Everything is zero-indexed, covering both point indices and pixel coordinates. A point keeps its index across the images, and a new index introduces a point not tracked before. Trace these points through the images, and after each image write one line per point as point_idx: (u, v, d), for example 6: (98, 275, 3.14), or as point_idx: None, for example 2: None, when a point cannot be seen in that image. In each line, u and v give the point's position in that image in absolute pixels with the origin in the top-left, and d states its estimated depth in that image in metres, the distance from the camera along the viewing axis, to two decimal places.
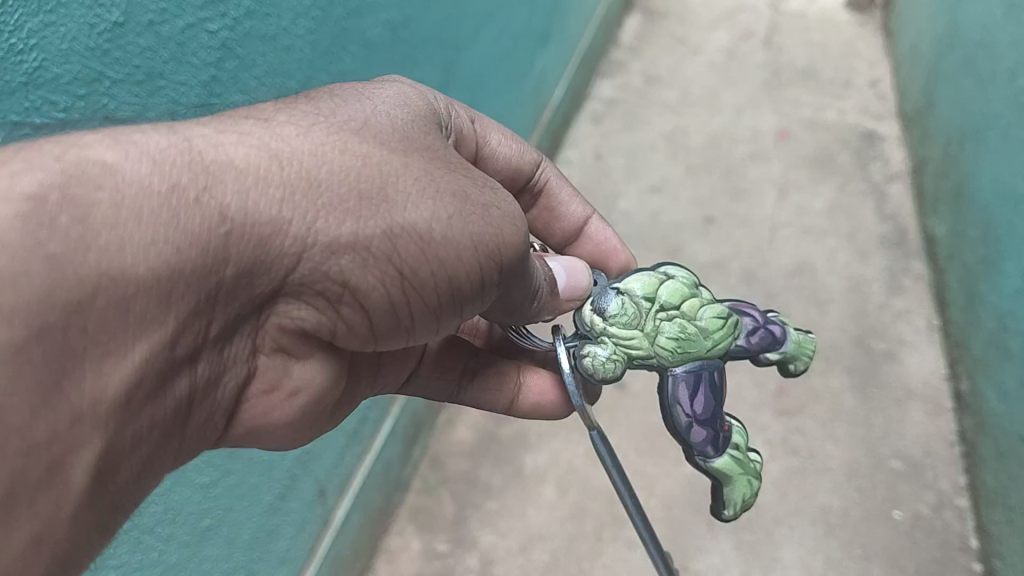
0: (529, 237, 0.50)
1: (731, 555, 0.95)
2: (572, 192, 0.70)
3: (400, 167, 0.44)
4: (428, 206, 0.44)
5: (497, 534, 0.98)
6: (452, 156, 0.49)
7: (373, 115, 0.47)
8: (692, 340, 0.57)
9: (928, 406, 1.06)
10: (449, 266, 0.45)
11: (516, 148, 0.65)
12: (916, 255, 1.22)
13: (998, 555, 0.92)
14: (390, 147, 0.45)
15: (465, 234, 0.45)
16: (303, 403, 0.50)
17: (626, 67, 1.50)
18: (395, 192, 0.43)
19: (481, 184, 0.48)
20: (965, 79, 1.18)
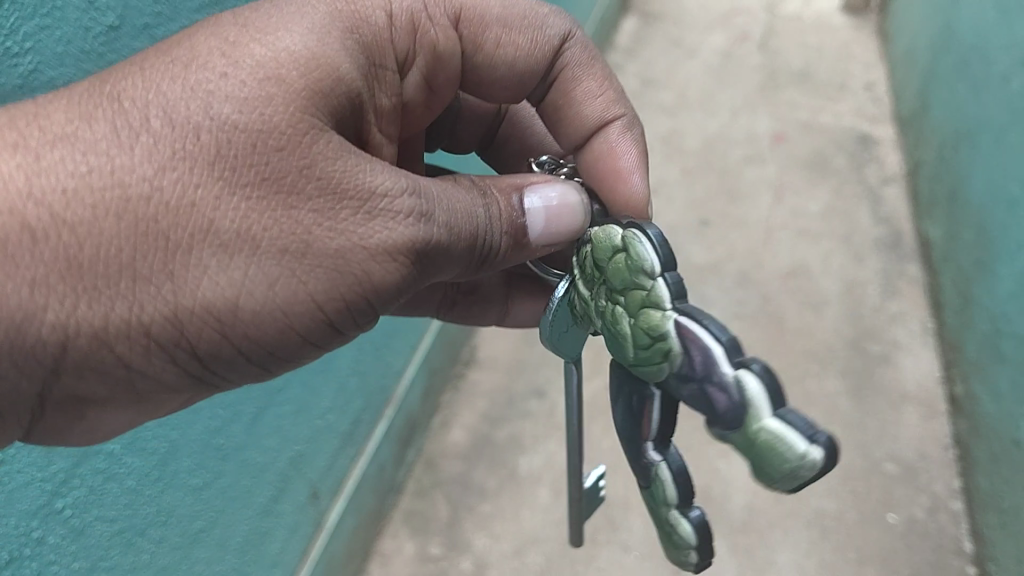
0: (409, 256, 0.45)
1: (727, 558, 0.95)
2: (599, 90, 0.61)
3: (207, 227, 0.41)
4: (234, 269, 0.42)
5: (491, 537, 0.98)
6: (329, 163, 0.43)
7: (224, 118, 0.41)
8: (623, 345, 0.44)
9: (923, 409, 1.06)
10: (265, 327, 0.44)
11: (522, 36, 0.58)
12: (911, 258, 1.21)
13: (992, 559, 0.92)
14: (217, 196, 0.41)
15: (284, 288, 0.43)
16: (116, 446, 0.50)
17: (622, 69, 1.50)
18: (195, 250, 0.41)
19: (334, 221, 0.43)
20: (958, 83, 1.19)
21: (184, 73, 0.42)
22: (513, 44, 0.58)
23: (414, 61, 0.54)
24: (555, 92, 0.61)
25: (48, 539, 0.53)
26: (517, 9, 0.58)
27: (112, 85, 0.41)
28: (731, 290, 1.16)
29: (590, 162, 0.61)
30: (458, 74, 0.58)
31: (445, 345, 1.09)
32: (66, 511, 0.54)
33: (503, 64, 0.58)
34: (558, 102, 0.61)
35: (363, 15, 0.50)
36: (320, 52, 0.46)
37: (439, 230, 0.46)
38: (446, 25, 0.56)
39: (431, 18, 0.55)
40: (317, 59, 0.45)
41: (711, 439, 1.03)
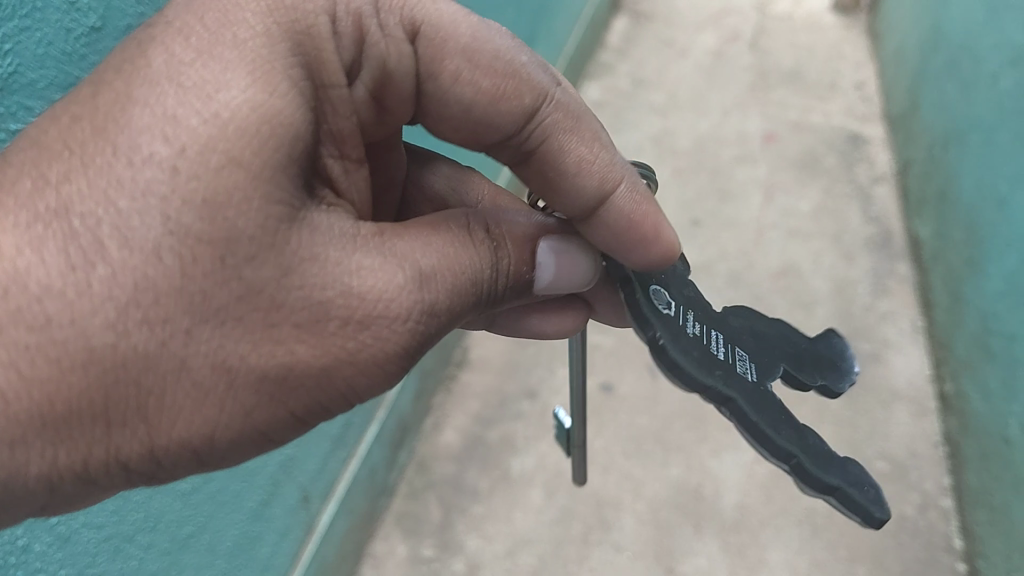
0: (400, 358, 0.42)
1: (718, 556, 0.95)
2: (591, 143, 0.49)
3: (180, 367, 0.37)
4: (213, 405, 0.38)
5: (483, 538, 0.98)
6: (311, 268, 0.39)
7: (182, 227, 0.35)
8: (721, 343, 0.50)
9: (913, 407, 1.07)
10: (247, 446, 0.41)
11: (487, 79, 0.46)
12: (901, 257, 1.22)
13: (981, 555, 0.93)
14: (190, 328, 0.36)
15: (264, 412, 0.40)
16: None
17: (612, 70, 1.50)
18: (169, 394, 0.37)
19: (321, 337, 0.39)
20: (948, 82, 1.19)
21: (124, 165, 0.35)
22: (476, 86, 0.47)
23: (359, 72, 0.45)
24: (539, 152, 0.49)
25: (35, 547, 0.53)
26: (491, 48, 0.46)
27: (56, 177, 0.35)
28: (722, 291, 1.17)
29: (600, 230, 0.49)
30: (411, 100, 0.48)
31: (436, 348, 1.08)
32: (52, 518, 0.54)
33: (458, 105, 0.47)
34: (544, 160, 0.49)
35: (307, 20, 0.42)
36: (257, 103, 0.38)
37: (430, 325, 0.43)
38: (400, 38, 0.45)
39: (383, 28, 0.45)
40: (251, 114, 0.37)
41: (702, 439, 1.03)
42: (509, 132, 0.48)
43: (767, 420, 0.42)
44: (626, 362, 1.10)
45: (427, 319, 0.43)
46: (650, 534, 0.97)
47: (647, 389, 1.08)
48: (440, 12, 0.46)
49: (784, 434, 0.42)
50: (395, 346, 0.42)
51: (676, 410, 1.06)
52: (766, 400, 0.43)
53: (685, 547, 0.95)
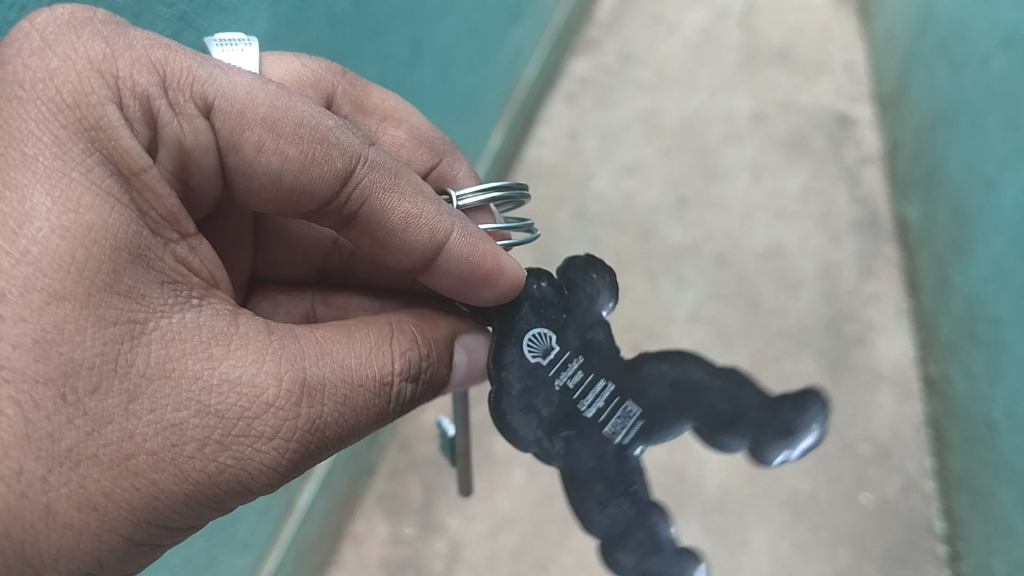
0: (291, 463, 0.43)
1: (700, 537, 0.95)
2: (412, 191, 0.49)
3: (41, 516, 0.36)
4: (88, 548, 0.38)
5: (465, 518, 0.97)
6: (165, 389, 0.39)
7: (15, 371, 0.36)
8: None
9: (897, 389, 1.07)
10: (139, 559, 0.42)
11: (293, 145, 0.45)
12: (887, 239, 1.22)
13: (963, 538, 0.93)
14: (42, 475, 0.36)
15: (144, 536, 0.40)
16: None
17: (600, 46, 1.47)
18: (37, 545, 0.37)
19: (196, 456, 0.40)
20: (938, 64, 1.18)
21: None
22: (282, 154, 0.45)
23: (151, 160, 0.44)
24: (363, 216, 0.48)
25: None
26: (294, 112, 0.46)
27: None
28: (707, 271, 1.16)
29: (453, 278, 0.51)
30: (210, 174, 0.46)
31: None
32: None
33: (263, 172, 0.46)
34: (371, 224, 0.49)
35: (97, 114, 0.40)
36: (84, 228, 0.38)
37: (317, 430, 0.44)
38: (193, 114, 0.44)
39: (173, 104, 0.43)
40: (82, 239, 0.38)
41: None
42: (325, 200, 0.47)
43: (592, 496, 0.48)
44: None
45: (307, 432, 0.43)
46: None
47: None
48: (234, 82, 0.45)
49: (605, 512, 0.48)
50: (269, 461, 0.42)
51: None
52: (604, 465, 0.49)
53: None
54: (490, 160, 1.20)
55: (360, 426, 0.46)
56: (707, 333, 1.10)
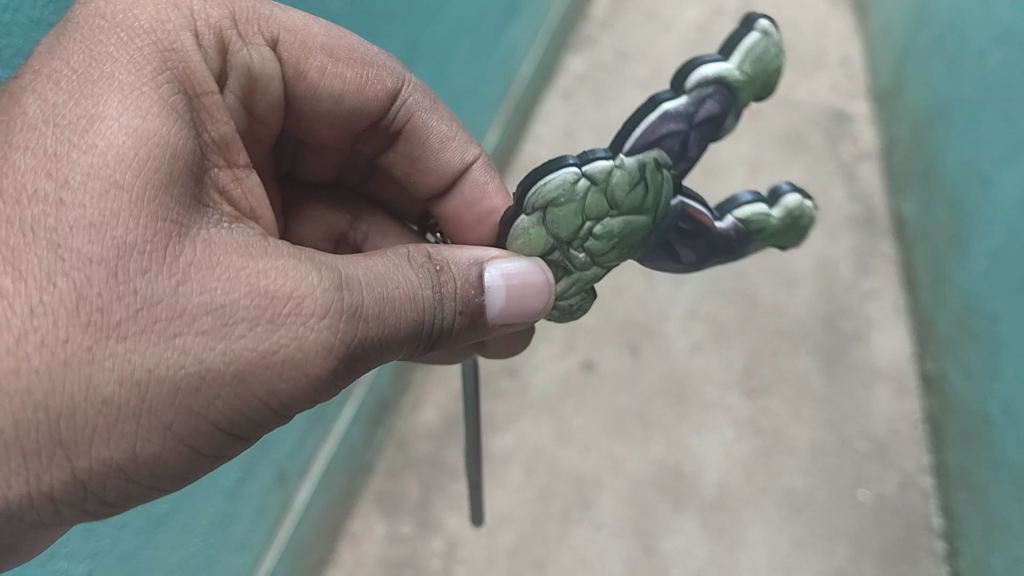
0: (344, 358, 0.43)
1: (698, 535, 0.95)
2: (444, 128, 0.61)
3: (86, 385, 0.38)
4: (134, 422, 0.39)
5: (462, 516, 0.97)
6: (212, 273, 0.40)
7: (71, 251, 0.38)
8: (632, 233, 0.51)
9: (894, 385, 1.07)
10: (200, 449, 0.42)
11: (351, 69, 0.56)
12: (884, 235, 1.21)
13: (961, 534, 0.93)
14: (89, 347, 0.38)
15: (197, 415, 0.40)
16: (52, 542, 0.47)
17: (596, 42, 1.47)
18: (86, 414, 0.38)
19: (242, 336, 0.40)
20: (934, 60, 1.18)
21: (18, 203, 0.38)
22: (343, 77, 0.56)
23: (227, 81, 0.51)
24: (403, 140, 0.61)
25: None
26: (346, 44, 0.56)
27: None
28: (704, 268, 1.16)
29: (462, 201, 0.62)
30: (281, 106, 0.56)
31: None
32: None
33: (328, 96, 0.56)
34: (411, 148, 0.61)
35: (170, 39, 0.45)
36: (139, 122, 0.41)
37: (363, 325, 0.43)
38: (259, 44, 0.52)
39: (243, 38, 0.51)
40: (136, 131, 0.40)
41: (682, 417, 1.03)
42: (372, 122, 0.59)
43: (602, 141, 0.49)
44: (607, 340, 1.09)
45: (350, 324, 0.43)
46: (630, 512, 0.96)
47: (628, 365, 1.07)
48: (291, 19, 0.54)
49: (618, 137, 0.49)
50: (316, 360, 0.42)
51: (657, 387, 1.05)
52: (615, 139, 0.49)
53: (665, 525, 0.95)
54: (487, 157, 1.19)
55: (405, 337, 0.46)
56: (704, 330, 1.10)
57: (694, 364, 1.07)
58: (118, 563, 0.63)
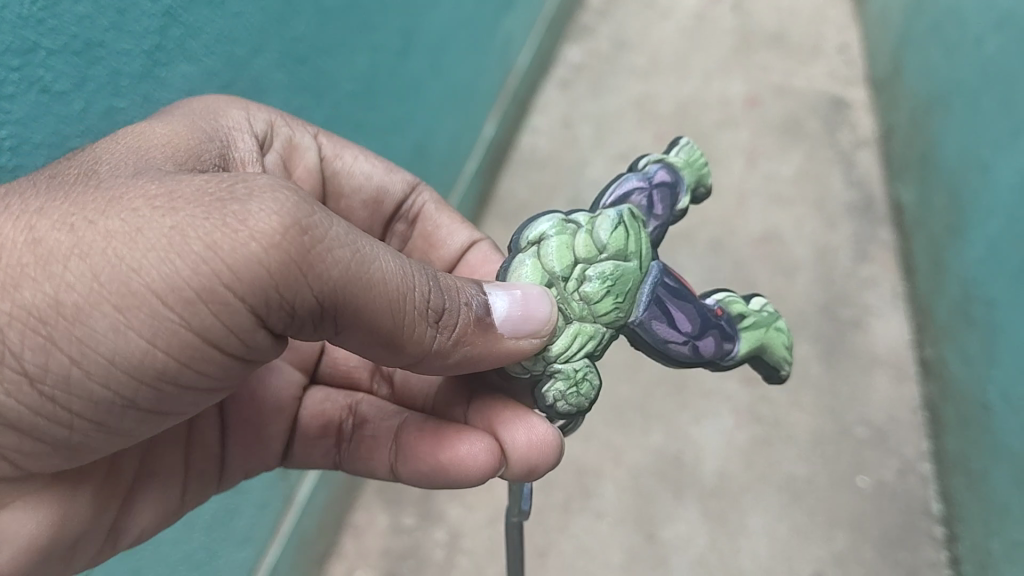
0: (302, 234, 0.38)
1: (698, 523, 0.96)
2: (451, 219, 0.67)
3: (26, 230, 0.37)
4: (62, 267, 0.36)
5: (464, 507, 0.97)
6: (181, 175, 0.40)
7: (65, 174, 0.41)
8: (625, 278, 0.49)
9: (893, 372, 1.07)
10: (127, 318, 0.37)
11: (378, 160, 0.65)
12: (883, 222, 1.22)
13: (960, 520, 0.93)
14: (43, 206, 0.38)
15: (125, 265, 0.36)
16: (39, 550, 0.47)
17: (593, 32, 1.47)
18: (18, 256, 0.36)
19: (188, 199, 0.38)
20: (932, 46, 1.18)
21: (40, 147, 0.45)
22: (371, 164, 0.65)
23: (272, 144, 0.59)
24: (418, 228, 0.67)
25: None
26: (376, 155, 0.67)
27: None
28: (702, 258, 1.16)
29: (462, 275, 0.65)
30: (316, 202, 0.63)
31: None
32: None
33: (354, 182, 0.64)
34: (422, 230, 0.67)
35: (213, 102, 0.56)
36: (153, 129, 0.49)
37: (324, 216, 0.40)
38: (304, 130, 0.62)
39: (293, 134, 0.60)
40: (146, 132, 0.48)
41: (682, 406, 1.03)
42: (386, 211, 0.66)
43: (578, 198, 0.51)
44: None
45: (309, 205, 0.39)
46: (631, 501, 0.97)
47: (628, 356, 1.07)
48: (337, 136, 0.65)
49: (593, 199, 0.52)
50: (245, 279, 0.37)
51: (657, 377, 1.06)
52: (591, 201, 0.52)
53: (666, 514, 0.96)
54: (484, 149, 1.19)
55: (367, 293, 0.41)
56: None
57: None
58: (121, 559, 0.64)
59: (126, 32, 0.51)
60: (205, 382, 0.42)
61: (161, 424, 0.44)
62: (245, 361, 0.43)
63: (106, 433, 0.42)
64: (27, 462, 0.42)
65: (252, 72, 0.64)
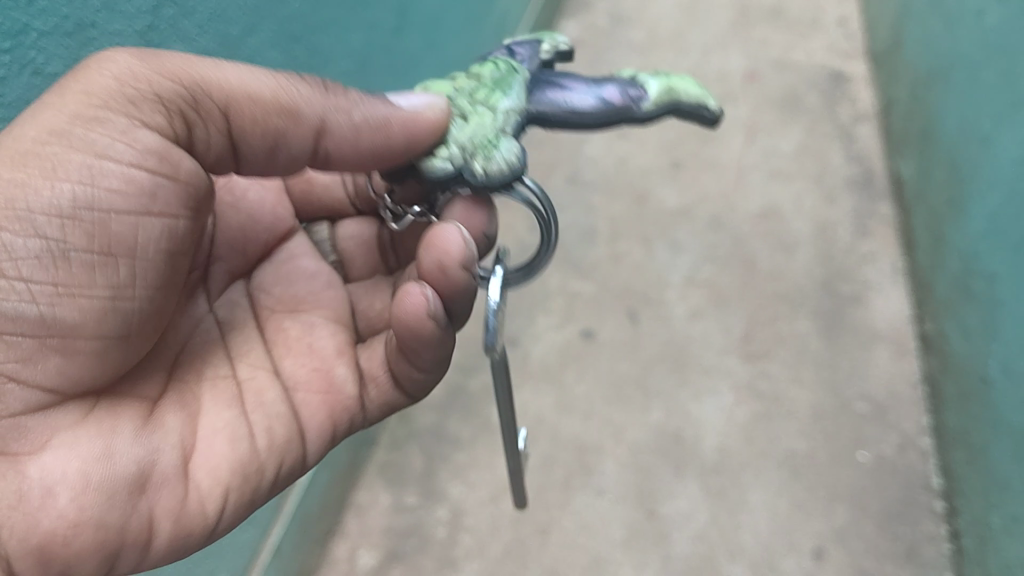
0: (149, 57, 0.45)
1: (699, 499, 0.96)
2: None
3: None
4: None
5: (466, 485, 0.98)
6: None
7: None
8: (504, 79, 0.49)
9: (893, 347, 1.07)
10: (43, 168, 0.41)
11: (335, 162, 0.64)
12: (882, 197, 1.21)
13: (960, 494, 0.94)
14: None
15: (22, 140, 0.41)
16: (100, 492, 0.43)
17: (590, 7, 1.45)
18: None
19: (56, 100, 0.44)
20: (932, 18, 1.17)
21: None
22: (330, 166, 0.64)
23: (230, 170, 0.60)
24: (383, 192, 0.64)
25: None
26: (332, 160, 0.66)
27: None
28: (702, 235, 1.16)
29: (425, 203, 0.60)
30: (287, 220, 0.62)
31: None
32: None
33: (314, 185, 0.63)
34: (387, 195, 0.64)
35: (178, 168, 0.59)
36: None
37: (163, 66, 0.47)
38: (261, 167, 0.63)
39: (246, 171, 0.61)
40: None
41: (682, 382, 1.03)
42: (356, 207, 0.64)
43: None
44: (607, 308, 1.09)
45: None
46: (632, 478, 0.97)
47: (627, 334, 1.07)
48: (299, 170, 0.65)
49: None
50: (93, 88, 0.43)
51: (657, 354, 1.06)
52: None
53: (666, 490, 0.96)
54: None
55: (205, 80, 0.45)
56: (703, 297, 1.10)
57: (693, 330, 1.07)
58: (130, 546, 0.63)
59: (118, 12, 0.51)
60: (139, 206, 0.44)
61: (141, 273, 0.46)
62: (179, 188, 0.46)
63: (85, 296, 0.43)
64: (48, 376, 0.43)
65: (246, 51, 0.63)
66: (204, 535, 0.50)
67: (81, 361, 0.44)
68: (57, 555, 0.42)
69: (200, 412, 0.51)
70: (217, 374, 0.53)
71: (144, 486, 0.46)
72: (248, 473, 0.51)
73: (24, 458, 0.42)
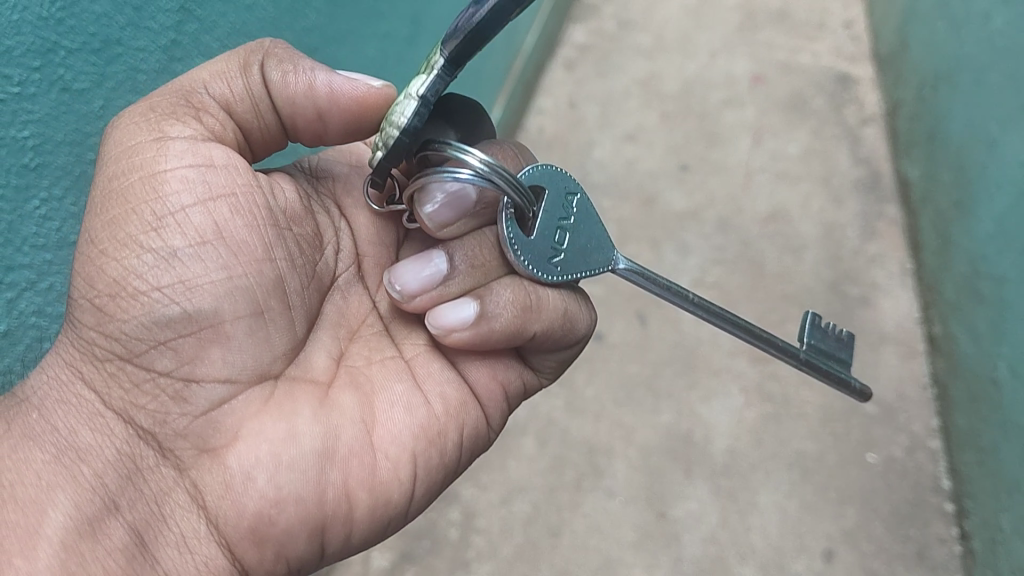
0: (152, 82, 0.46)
1: (709, 501, 0.97)
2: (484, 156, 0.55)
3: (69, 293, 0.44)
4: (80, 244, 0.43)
5: (478, 487, 0.98)
6: None
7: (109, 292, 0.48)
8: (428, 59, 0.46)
9: (901, 349, 1.08)
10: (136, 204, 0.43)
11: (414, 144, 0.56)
12: (890, 199, 1.22)
13: (969, 496, 0.94)
14: None
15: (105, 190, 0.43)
16: (294, 473, 0.45)
17: (598, 12, 1.46)
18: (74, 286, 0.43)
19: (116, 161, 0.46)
20: (939, 22, 1.17)
21: None
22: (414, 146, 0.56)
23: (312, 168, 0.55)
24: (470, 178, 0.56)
25: None
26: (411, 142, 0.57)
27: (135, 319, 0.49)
28: (710, 237, 1.16)
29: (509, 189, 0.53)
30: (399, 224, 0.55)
31: None
32: None
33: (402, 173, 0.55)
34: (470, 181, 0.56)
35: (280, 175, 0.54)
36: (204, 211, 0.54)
37: None
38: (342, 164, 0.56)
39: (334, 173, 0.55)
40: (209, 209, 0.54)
41: (692, 385, 1.04)
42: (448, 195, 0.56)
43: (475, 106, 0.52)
44: (617, 311, 1.10)
45: None
46: (642, 480, 0.98)
47: (637, 336, 1.08)
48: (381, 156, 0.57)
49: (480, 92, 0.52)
50: (123, 122, 0.44)
51: (667, 356, 1.06)
52: None
53: (677, 492, 0.97)
54: None
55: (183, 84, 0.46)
56: (712, 299, 1.10)
57: (703, 332, 1.08)
58: None
59: (144, 28, 0.49)
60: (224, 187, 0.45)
61: (246, 243, 0.45)
62: (233, 162, 0.46)
63: (207, 282, 0.44)
64: (212, 375, 0.45)
65: None
66: (403, 507, 0.50)
67: (243, 351, 0.46)
68: (267, 533, 0.44)
69: (374, 391, 0.51)
70: (384, 355, 0.53)
71: (332, 463, 0.47)
72: (431, 445, 0.51)
73: (224, 450, 0.44)
